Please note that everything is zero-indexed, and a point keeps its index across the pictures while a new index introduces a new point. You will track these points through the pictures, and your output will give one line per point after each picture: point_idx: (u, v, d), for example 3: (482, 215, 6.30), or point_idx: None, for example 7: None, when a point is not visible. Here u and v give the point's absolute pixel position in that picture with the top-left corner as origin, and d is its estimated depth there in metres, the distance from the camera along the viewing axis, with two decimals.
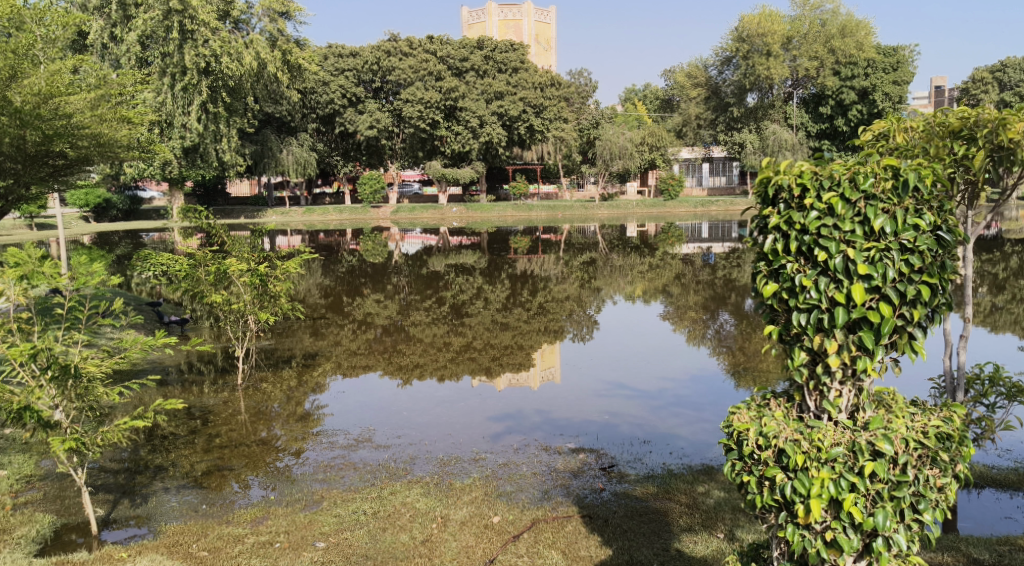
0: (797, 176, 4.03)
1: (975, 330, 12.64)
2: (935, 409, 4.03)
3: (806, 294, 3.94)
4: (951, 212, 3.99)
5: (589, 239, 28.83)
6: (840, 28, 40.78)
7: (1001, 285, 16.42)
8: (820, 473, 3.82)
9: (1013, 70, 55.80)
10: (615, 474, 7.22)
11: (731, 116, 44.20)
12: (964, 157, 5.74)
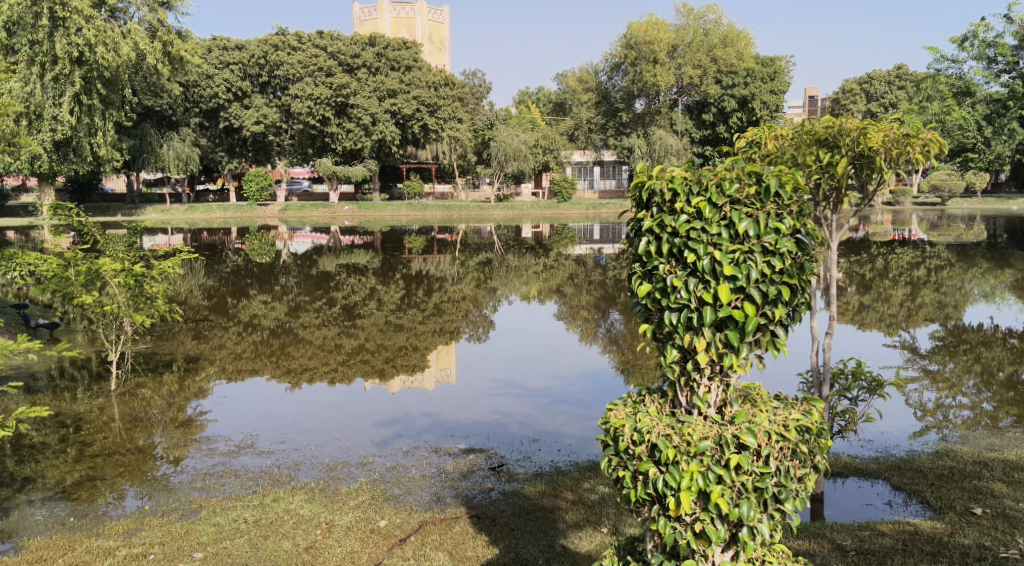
0: (669, 180, 4.17)
1: (845, 327, 13.35)
2: (796, 403, 4.24)
3: (676, 294, 4.09)
4: (809, 216, 4.20)
5: (484, 240, 29.01)
6: (721, 38, 42.64)
7: (869, 284, 17.39)
8: (689, 466, 3.97)
9: (878, 82, 59.42)
10: (504, 473, 7.29)
11: (621, 122, 45.60)
12: (828, 165, 6.08)
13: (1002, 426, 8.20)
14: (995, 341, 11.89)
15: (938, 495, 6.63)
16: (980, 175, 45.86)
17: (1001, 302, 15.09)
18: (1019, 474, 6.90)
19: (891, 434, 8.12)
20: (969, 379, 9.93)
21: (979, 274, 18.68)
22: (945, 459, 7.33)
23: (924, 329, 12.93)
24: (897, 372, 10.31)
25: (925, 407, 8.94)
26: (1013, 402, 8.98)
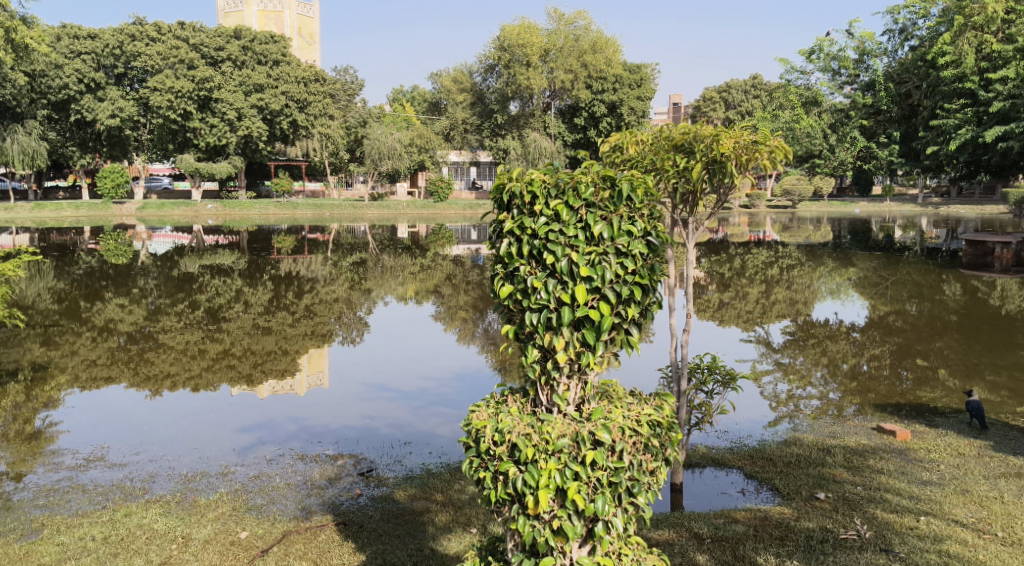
0: (529, 183, 4.25)
1: (706, 323, 13.91)
2: (650, 398, 4.38)
3: (536, 295, 4.17)
4: (661, 219, 4.34)
5: (356, 240, 28.55)
6: (591, 44, 42.73)
7: (728, 283, 18.18)
8: (547, 464, 4.05)
9: (736, 91, 62.38)
10: (373, 478, 7.22)
11: (496, 123, 45.66)
12: (684, 169, 6.32)
13: (846, 415, 8.74)
14: (840, 335, 12.66)
15: (786, 482, 7.00)
16: (826, 179, 48.95)
17: (846, 299, 16.08)
18: (858, 459, 7.38)
19: (745, 425, 8.52)
20: (818, 371, 10.53)
21: (828, 272, 19.85)
22: (793, 447, 7.75)
23: (778, 324, 13.63)
24: (753, 366, 10.82)
25: (778, 398, 9.43)
26: (857, 392, 9.59)
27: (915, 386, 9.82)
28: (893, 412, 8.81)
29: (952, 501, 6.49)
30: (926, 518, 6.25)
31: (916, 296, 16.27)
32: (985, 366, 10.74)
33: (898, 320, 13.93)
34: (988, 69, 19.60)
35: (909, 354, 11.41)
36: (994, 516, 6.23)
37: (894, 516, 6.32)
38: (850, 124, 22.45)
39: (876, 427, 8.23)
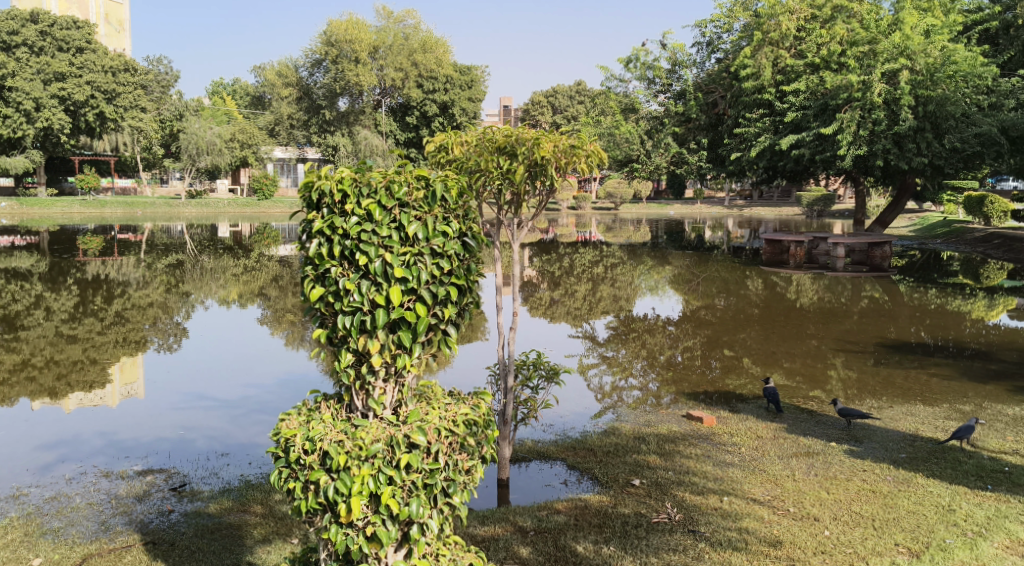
0: (339, 182, 4.20)
1: (536, 320, 14.25)
2: (467, 398, 4.43)
3: (349, 298, 4.12)
4: (476, 218, 4.41)
5: (174, 239, 27.16)
6: (421, 44, 42.98)
7: (556, 281, 18.71)
8: (360, 470, 4.03)
9: (563, 96, 64.42)
10: (187, 492, 6.89)
11: (324, 119, 44.48)
12: (507, 172, 6.42)
13: (663, 404, 9.18)
14: (658, 329, 13.29)
15: (604, 470, 7.27)
16: (645, 182, 51.41)
17: (664, 295, 16.90)
18: (670, 446, 7.78)
19: (569, 418, 8.79)
20: (638, 363, 11.01)
21: (646, 270, 20.79)
22: (612, 437, 8.07)
23: (602, 320, 14.14)
24: (580, 360, 11.18)
25: (603, 390, 9.79)
26: (672, 382, 10.10)
27: (723, 375, 10.47)
28: (703, 399, 9.35)
29: (750, 481, 6.98)
30: (728, 498, 6.68)
31: (724, 291, 17.36)
32: (783, 354, 11.61)
33: (709, 313, 14.79)
34: (784, 81, 21.20)
35: (718, 345, 12.14)
36: (787, 492, 6.74)
37: (700, 498, 6.71)
38: (664, 130, 23.63)
39: (686, 415, 8.71)
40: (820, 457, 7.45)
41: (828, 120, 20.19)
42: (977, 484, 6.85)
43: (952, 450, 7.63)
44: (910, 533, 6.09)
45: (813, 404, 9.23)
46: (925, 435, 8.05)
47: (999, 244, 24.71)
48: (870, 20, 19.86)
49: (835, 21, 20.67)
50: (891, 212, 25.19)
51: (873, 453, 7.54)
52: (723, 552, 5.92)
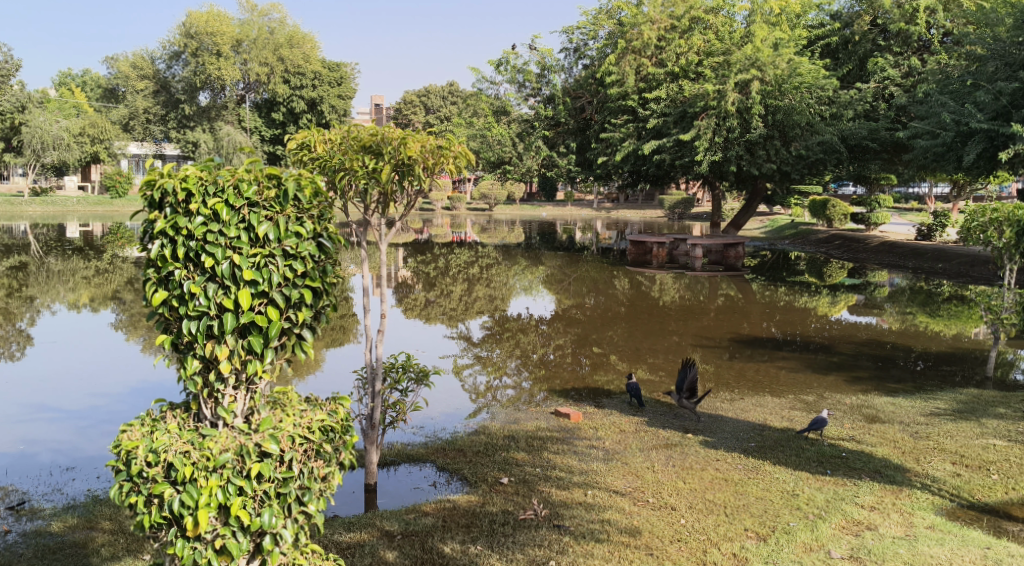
0: (183, 180, 4.05)
1: (412, 321, 14.15)
2: (324, 403, 4.35)
3: (195, 302, 3.99)
4: (332, 219, 4.34)
5: (20, 240, 25.55)
6: (287, 38, 42.44)
7: (431, 281, 18.66)
8: (208, 482, 3.91)
9: (435, 96, 64.42)
10: (27, 511, 6.47)
11: (183, 114, 43.10)
12: (373, 170, 6.24)
13: (535, 402, 9.29)
14: (530, 328, 13.44)
15: (473, 470, 7.29)
16: (516, 184, 52.06)
17: (537, 294, 17.13)
18: (537, 443, 7.89)
19: (440, 419, 8.77)
20: (512, 362, 11.10)
21: (519, 270, 21.00)
22: (481, 436, 8.10)
23: (477, 320, 14.17)
24: (454, 361, 11.17)
25: (477, 390, 9.82)
26: (544, 379, 10.24)
27: (592, 371, 10.71)
28: (571, 396, 9.53)
29: (614, 474, 7.16)
30: (592, 492, 6.84)
31: (594, 290, 17.75)
32: (647, 350, 11.97)
33: (580, 312, 15.08)
34: (646, 89, 21.92)
35: (588, 343, 12.39)
36: (646, 484, 6.96)
37: (564, 493, 6.83)
38: (534, 133, 23.97)
39: (553, 412, 8.84)
40: (678, 449, 7.74)
41: (686, 127, 21.03)
42: (819, 469, 7.28)
43: (797, 438, 8.07)
44: (758, 518, 6.40)
45: (672, 397, 9.58)
46: (774, 424, 8.48)
47: (842, 245, 26.34)
48: (724, 33, 21.10)
49: (693, 32, 21.51)
50: (745, 215, 26.42)
51: (725, 443, 7.90)
52: (585, 544, 6.05)
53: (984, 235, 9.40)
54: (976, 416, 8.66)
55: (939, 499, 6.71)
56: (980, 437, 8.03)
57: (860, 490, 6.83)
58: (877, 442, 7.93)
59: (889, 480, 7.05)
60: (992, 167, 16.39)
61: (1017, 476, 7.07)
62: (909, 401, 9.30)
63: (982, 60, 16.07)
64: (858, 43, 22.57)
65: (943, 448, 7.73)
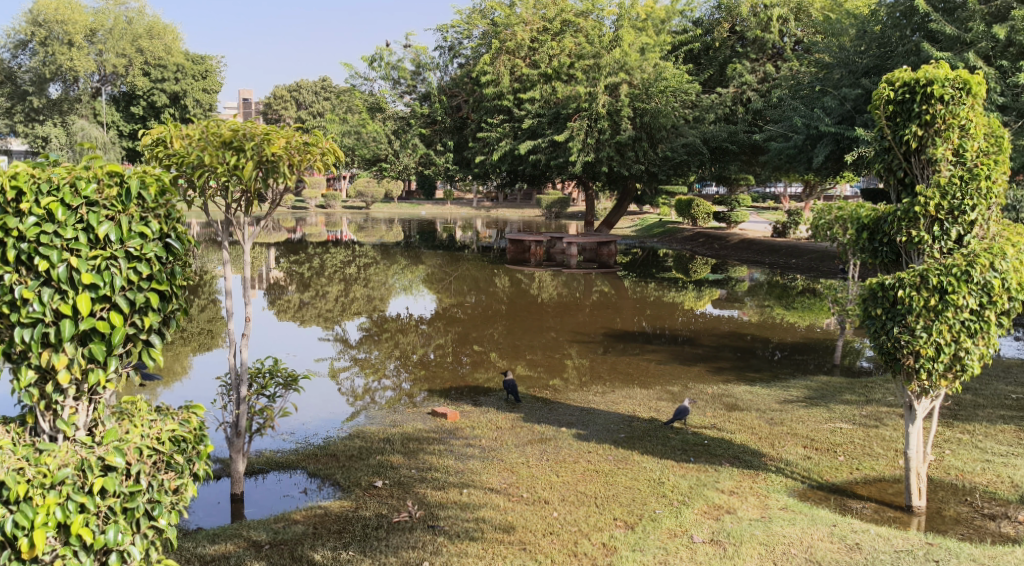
0: (12, 177, 3.83)
1: (286, 324, 13.81)
2: (176, 412, 4.23)
3: (28, 308, 3.78)
4: (181, 219, 4.22)
5: None
6: (147, 29, 40.65)
7: (306, 282, 18.23)
8: (46, 499, 3.72)
9: (307, 91, 63.21)
10: None
11: (32, 106, 40.47)
12: (235, 167, 6.03)
13: (415, 402, 9.26)
14: (409, 328, 13.36)
15: (345, 475, 7.19)
16: (393, 182, 51.61)
17: (416, 294, 17.01)
18: (413, 444, 7.86)
19: (313, 424, 8.61)
20: (390, 363, 10.99)
21: (400, 270, 20.81)
22: (356, 440, 7.99)
23: (354, 322, 13.97)
24: (329, 364, 10.98)
25: (354, 393, 9.69)
26: (424, 380, 10.21)
27: (471, 370, 10.74)
28: (450, 396, 9.53)
29: (489, 471, 7.22)
30: (468, 490, 6.87)
31: (473, 289, 17.80)
32: (524, 347, 12.11)
33: (459, 311, 15.08)
34: (521, 89, 22.14)
35: (467, 341, 12.43)
36: (520, 479, 7.06)
37: (439, 492, 6.84)
38: (410, 131, 23.81)
39: (430, 412, 8.82)
40: (552, 443, 7.87)
41: (560, 128, 21.41)
42: (683, 457, 7.56)
43: (663, 428, 8.35)
44: (626, 507, 6.58)
45: (547, 392, 9.72)
46: (642, 415, 8.75)
47: (707, 242, 27.38)
48: (594, 36, 21.20)
49: (564, 34, 21.83)
50: (617, 213, 27.04)
51: (596, 436, 8.09)
52: (459, 543, 6.07)
53: (831, 232, 10.01)
54: (825, 402, 9.20)
55: (791, 481, 7.10)
56: (828, 421, 8.53)
57: (720, 476, 7.14)
58: (737, 429, 8.30)
59: (746, 465, 7.40)
60: (839, 168, 17.43)
61: (860, 457, 7.55)
62: (766, 390, 9.76)
63: (830, 68, 17.04)
64: (718, 50, 23.47)
65: (796, 432, 8.17)
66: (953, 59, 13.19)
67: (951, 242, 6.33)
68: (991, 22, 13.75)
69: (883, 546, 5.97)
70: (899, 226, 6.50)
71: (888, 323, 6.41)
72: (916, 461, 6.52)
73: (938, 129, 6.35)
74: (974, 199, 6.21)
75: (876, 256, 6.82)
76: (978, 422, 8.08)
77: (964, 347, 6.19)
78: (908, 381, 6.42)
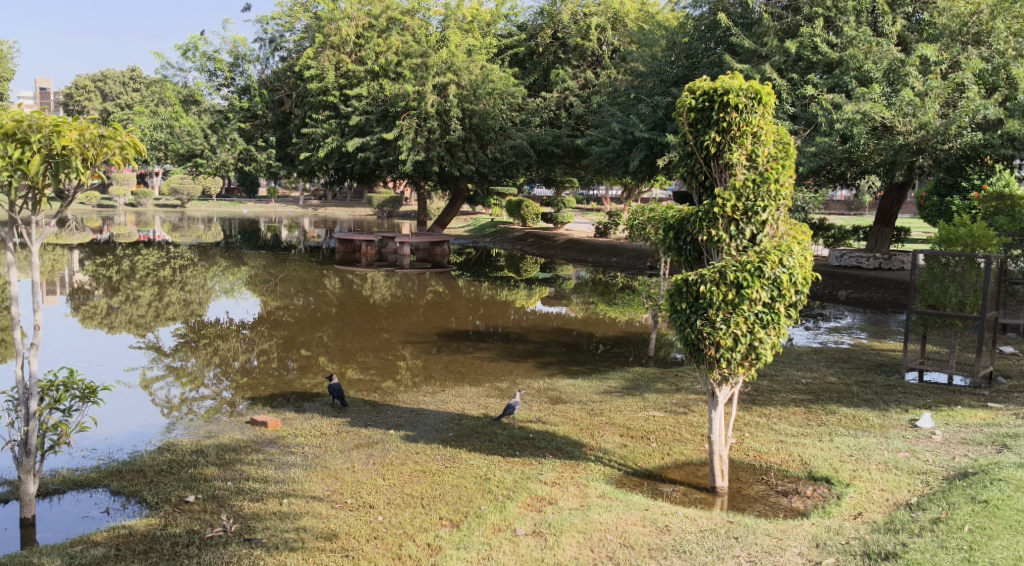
0: None
1: (92, 331, 12.97)
2: None
3: None
4: None
5: None
6: None
7: (115, 286, 17.14)
8: None
9: (113, 82, 59.71)
10: None
11: None
12: (19, 161, 5.62)
13: (236, 412, 8.96)
14: (230, 333, 12.89)
15: (154, 491, 6.87)
16: (211, 179, 49.50)
17: (238, 297, 16.42)
18: (230, 455, 7.62)
19: (118, 439, 8.17)
20: (210, 371, 10.58)
21: (220, 272, 20.01)
22: (166, 454, 7.64)
23: (169, 327, 13.32)
24: (140, 374, 10.43)
25: (170, 404, 9.25)
26: (246, 387, 9.89)
27: (298, 375, 10.51)
28: (274, 402, 9.30)
29: (311, 479, 7.11)
30: (288, 499, 6.74)
31: (301, 291, 17.41)
32: (356, 349, 11.99)
33: (284, 314, 14.69)
34: (347, 85, 21.82)
35: (293, 345, 12.14)
36: (345, 485, 6.98)
37: (257, 504, 6.67)
38: (229, 126, 22.93)
39: (249, 421, 8.57)
40: (378, 446, 7.84)
41: (388, 126, 21.28)
42: (509, 452, 7.73)
43: (490, 424, 8.51)
44: (452, 505, 6.65)
45: (375, 395, 9.66)
46: (469, 413, 8.87)
47: (536, 242, 28.06)
48: (420, 35, 21.31)
49: (391, 32, 21.73)
50: (448, 213, 27.17)
51: (423, 436, 8.13)
52: (278, 555, 5.95)
53: (644, 232, 10.56)
54: (641, 392, 9.67)
55: (609, 469, 7.42)
56: (643, 410, 8.96)
57: (543, 468, 7.35)
58: (560, 421, 8.56)
59: (568, 456, 7.66)
60: (654, 171, 18.35)
61: (671, 443, 7.99)
62: (587, 382, 10.15)
63: (644, 76, 17.92)
64: (541, 55, 24.07)
65: (614, 422, 8.53)
66: (752, 70, 14.17)
67: (745, 240, 6.79)
68: (784, 37, 14.91)
69: (689, 526, 6.35)
70: (700, 225, 6.92)
71: (692, 316, 6.82)
72: (719, 444, 6.97)
73: (734, 135, 6.82)
74: (765, 200, 6.72)
75: (681, 254, 7.21)
76: (773, 405, 8.76)
77: (759, 337, 6.69)
78: (710, 370, 6.87)
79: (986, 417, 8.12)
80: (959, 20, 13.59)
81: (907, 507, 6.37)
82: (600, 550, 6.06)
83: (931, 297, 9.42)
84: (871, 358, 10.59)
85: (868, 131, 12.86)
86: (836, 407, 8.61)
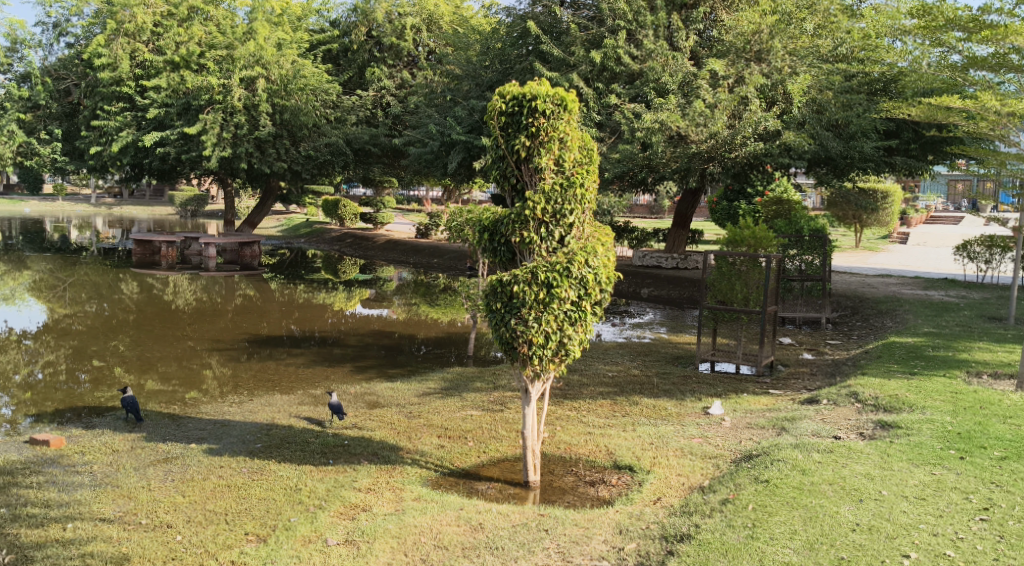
0: None
1: None
2: None
3: None
4: None
5: None
6: None
7: None
8: None
9: None
10: None
11: None
12: None
13: (17, 430, 8.24)
14: (10, 344, 11.84)
15: None
16: None
17: (21, 304, 15.11)
18: (6, 478, 7.00)
19: None
20: None
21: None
22: None
23: None
24: None
25: None
26: (31, 403, 9.14)
27: (90, 388, 9.81)
28: (62, 418, 8.65)
29: (101, 500, 6.66)
30: (73, 524, 6.28)
31: (95, 296, 16.23)
32: (156, 358, 11.34)
33: (75, 322, 13.67)
34: (143, 76, 20.64)
35: (85, 356, 11.32)
36: (139, 505, 6.58)
37: (38, 531, 6.17)
38: (7, 117, 21.09)
39: (29, 440, 7.91)
40: (178, 461, 7.45)
41: (191, 120, 20.26)
42: (321, 460, 7.57)
43: (303, 432, 8.30)
44: (259, 520, 6.42)
45: (177, 407, 9.18)
46: (281, 422, 8.61)
47: (352, 243, 27.69)
48: (225, 26, 20.61)
49: (192, 21, 20.85)
50: (260, 213, 26.24)
51: (229, 448, 7.81)
52: None
53: (461, 233, 10.65)
54: (458, 392, 9.74)
55: (425, 471, 7.42)
56: (461, 409, 9.05)
57: (357, 475, 7.25)
58: (377, 426, 8.49)
59: (383, 460, 7.60)
60: (470, 173, 18.54)
61: (487, 440, 8.10)
62: (405, 384, 10.11)
63: (459, 78, 18.10)
64: (356, 52, 23.60)
65: (431, 423, 8.56)
66: (560, 77, 14.65)
67: (554, 242, 7.00)
68: (590, 47, 15.48)
69: (502, 522, 6.46)
70: (512, 227, 7.06)
71: (506, 315, 6.94)
72: (531, 439, 7.15)
73: (542, 140, 6.97)
74: (571, 203, 6.96)
75: (495, 255, 7.31)
76: (582, 399, 9.08)
77: (568, 334, 6.94)
78: (523, 367, 7.03)
79: (767, 402, 8.81)
80: (743, 38, 14.49)
81: (700, 490, 6.79)
82: (413, 553, 6.04)
83: (720, 294, 10.10)
84: (669, 351, 11.21)
85: (665, 139, 13.66)
86: (639, 398, 9.05)
